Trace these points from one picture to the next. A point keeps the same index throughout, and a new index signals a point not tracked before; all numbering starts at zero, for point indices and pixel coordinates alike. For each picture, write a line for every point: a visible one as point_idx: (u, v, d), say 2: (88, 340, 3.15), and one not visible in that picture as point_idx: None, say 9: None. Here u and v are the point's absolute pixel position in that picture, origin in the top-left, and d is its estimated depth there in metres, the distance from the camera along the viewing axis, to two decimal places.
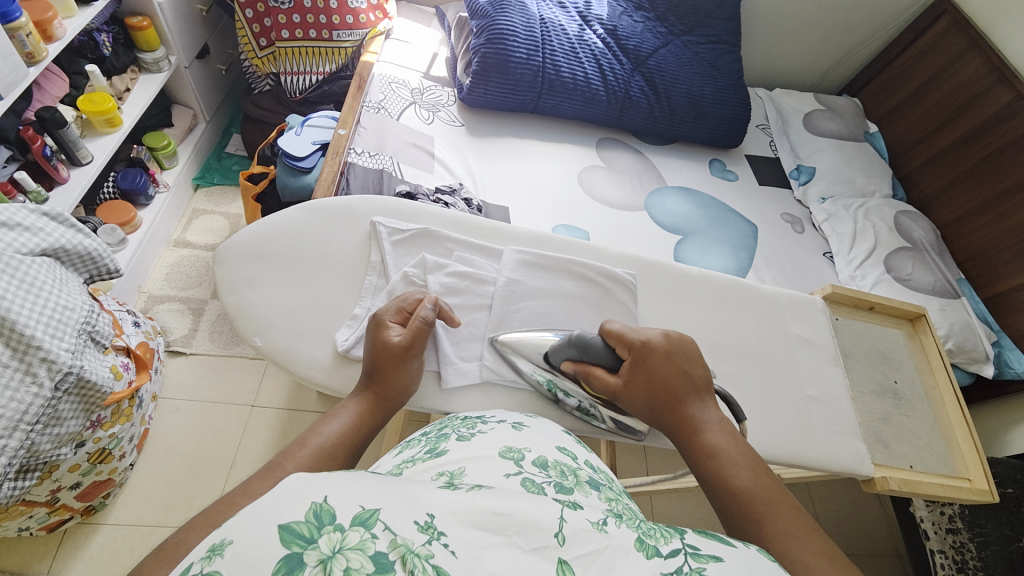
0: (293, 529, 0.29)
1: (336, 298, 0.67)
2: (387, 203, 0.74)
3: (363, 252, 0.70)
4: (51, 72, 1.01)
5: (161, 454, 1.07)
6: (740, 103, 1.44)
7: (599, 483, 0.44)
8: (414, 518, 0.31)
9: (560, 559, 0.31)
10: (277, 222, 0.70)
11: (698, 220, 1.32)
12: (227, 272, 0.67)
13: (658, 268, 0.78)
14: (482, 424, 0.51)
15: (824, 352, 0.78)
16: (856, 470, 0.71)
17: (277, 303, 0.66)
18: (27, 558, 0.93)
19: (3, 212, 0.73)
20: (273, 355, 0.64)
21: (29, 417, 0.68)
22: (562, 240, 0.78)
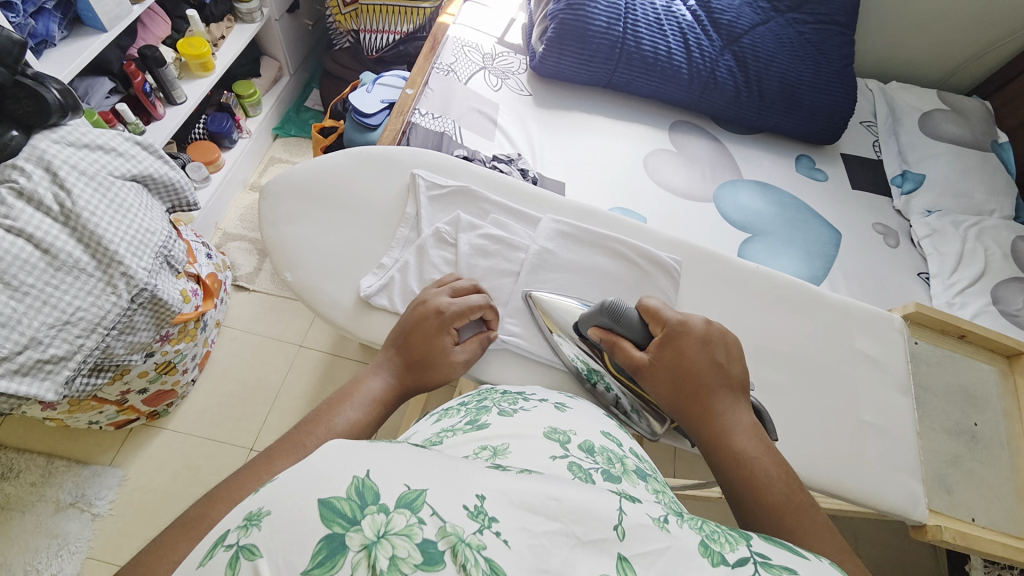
0: (336, 505, 0.29)
1: (367, 244, 0.68)
2: (430, 158, 0.74)
3: (400, 203, 0.71)
4: (155, 13, 1.07)
5: (217, 377, 1.17)
6: (843, 94, 1.28)
7: (644, 473, 0.45)
8: (462, 504, 0.30)
9: (620, 555, 0.31)
10: (325, 165, 0.72)
11: (772, 219, 1.21)
12: (271, 207, 0.69)
13: (706, 257, 0.72)
14: (524, 402, 0.52)
15: (894, 378, 0.68)
16: (908, 512, 0.62)
17: (309, 242, 0.68)
18: (94, 448, 1.05)
19: (102, 137, 0.81)
20: (300, 291, 0.66)
21: (106, 322, 0.76)
22: (605, 216, 0.74)
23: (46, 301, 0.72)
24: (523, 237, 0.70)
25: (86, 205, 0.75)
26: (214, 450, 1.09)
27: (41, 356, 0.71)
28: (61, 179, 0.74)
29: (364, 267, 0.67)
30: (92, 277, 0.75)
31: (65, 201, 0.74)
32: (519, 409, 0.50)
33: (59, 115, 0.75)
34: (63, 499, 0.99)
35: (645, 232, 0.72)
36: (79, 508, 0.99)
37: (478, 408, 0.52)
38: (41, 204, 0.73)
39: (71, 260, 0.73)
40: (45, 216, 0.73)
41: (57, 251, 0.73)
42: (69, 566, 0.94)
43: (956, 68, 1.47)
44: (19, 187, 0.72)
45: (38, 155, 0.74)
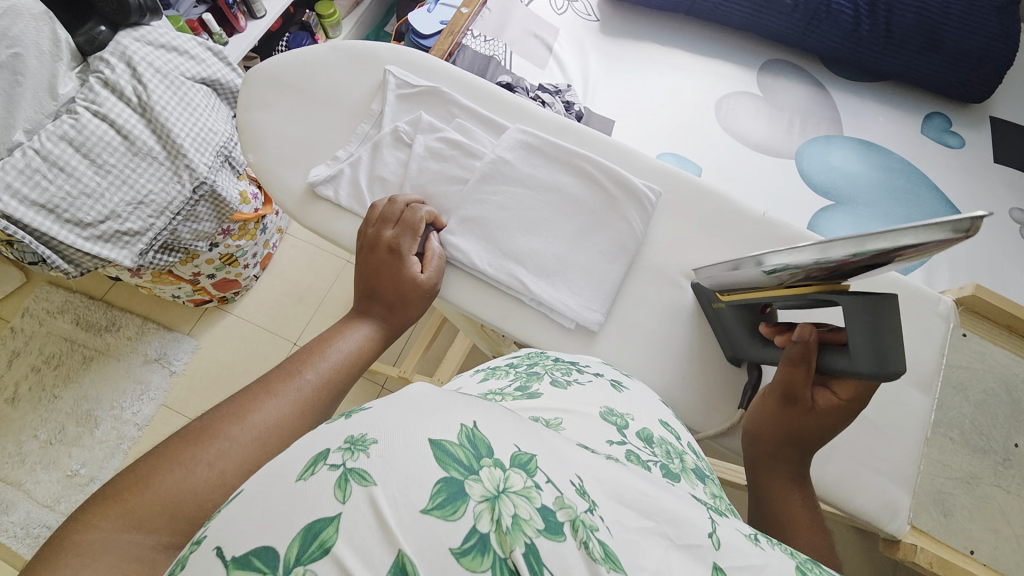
0: (452, 453, 0.25)
1: (329, 136, 0.63)
2: (407, 55, 0.67)
3: (367, 97, 0.65)
4: None
5: (276, 277, 1.32)
6: (1003, 35, 1.00)
7: (702, 474, 0.42)
8: (569, 477, 0.27)
9: (714, 564, 0.27)
10: (305, 53, 0.67)
11: (869, 187, 1.01)
12: (247, 91, 0.65)
13: (699, 196, 0.61)
14: (579, 372, 0.48)
15: (911, 370, 0.56)
16: (882, 522, 0.53)
17: (274, 126, 0.63)
18: (177, 319, 1.26)
19: (177, 40, 0.90)
20: (258, 175, 0.63)
21: (172, 208, 0.88)
22: (593, 138, 0.63)
23: (125, 182, 0.84)
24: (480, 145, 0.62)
25: (159, 100, 0.85)
26: (267, 339, 1.25)
27: (119, 227, 0.85)
28: (138, 74, 0.84)
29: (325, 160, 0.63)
30: (162, 164, 0.87)
31: (141, 94, 0.84)
32: (573, 379, 0.46)
33: (139, 14, 0.85)
34: (150, 354, 1.21)
35: (632, 158, 0.62)
36: (161, 364, 1.21)
37: (529, 373, 0.47)
38: (123, 94, 0.84)
39: (146, 147, 0.85)
40: (125, 105, 0.84)
41: (134, 138, 0.84)
42: (147, 408, 1.16)
43: None
44: (105, 78, 0.83)
45: (122, 51, 0.85)
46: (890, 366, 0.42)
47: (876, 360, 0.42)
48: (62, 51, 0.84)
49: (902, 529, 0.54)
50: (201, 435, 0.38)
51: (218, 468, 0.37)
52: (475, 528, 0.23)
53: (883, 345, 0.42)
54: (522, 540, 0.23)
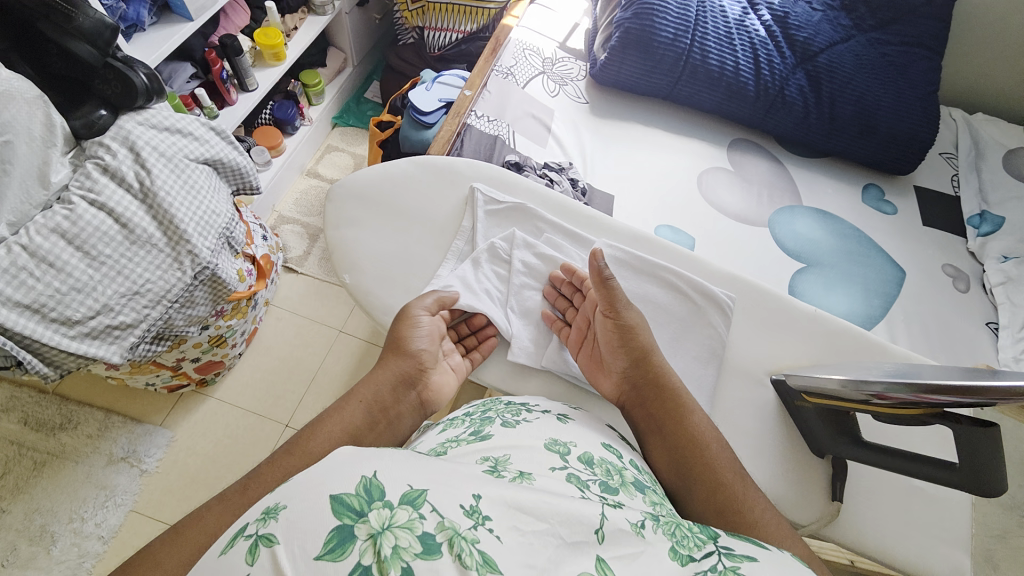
0: (345, 501, 0.34)
1: (425, 254, 0.72)
2: (489, 171, 0.79)
3: (457, 215, 0.75)
4: (238, 3, 1.12)
5: (261, 353, 1.23)
6: (924, 122, 1.19)
7: (643, 484, 0.49)
8: (459, 503, 0.36)
9: (598, 556, 0.36)
10: (388, 172, 0.77)
11: (829, 250, 1.15)
12: (335, 209, 0.75)
13: (765, 296, 0.72)
14: (528, 413, 0.56)
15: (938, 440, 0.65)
16: None
17: (368, 246, 0.73)
18: (148, 408, 1.13)
19: (181, 121, 0.86)
20: (356, 293, 0.71)
21: (170, 296, 0.82)
22: (660, 244, 0.75)
23: (120, 272, 0.77)
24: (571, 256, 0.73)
25: (162, 185, 0.80)
26: (253, 423, 1.15)
27: (111, 322, 0.77)
28: (142, 159, 0.80)
29: (423, 278, 0.72)
30: (162, 251, 0.80)
31: (145, 180, 0.79)
32: (521, 420, 0.53)
33: (145, 97, 0.81)
34: (116, 453, 1.07)
35: (704, 266, 0.72)
36: (129, 463, 1.07)
37: (482, 420, 0.54)
38: (123, 180, 0.78)
39: (145, 235, 0.79)
40: (125, 192, 0.78)
41: (133, 226, 0.78)
42: (113, 517, 1.02)
43: None
44: (104, 164, 0.78)
45: (124, 135, 0.80)
46: (992, 487, 0.52)
47: (979, 475, 0.53)
48: (55, 136, 0.77)
49: None
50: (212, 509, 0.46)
51: (214, 528, 0.44)
52: (359, 563, 0.31)
53: (982, 467, 0.53)
54: (399, 565, 0.31)
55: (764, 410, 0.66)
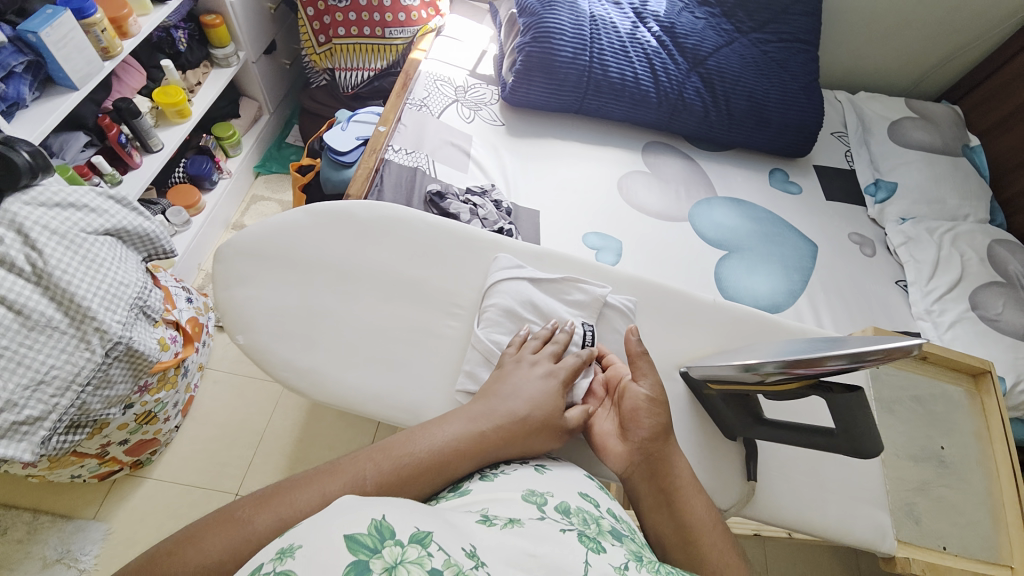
0: (359, 539, 0.32)
1: (328, 304, 0.68)
2: (383, 211, 0.74)
3: (356, 260, 0.71)
4: (130, 65, 1.10)
5: (201, 421, 1.17)
6: (810, 108, 1.30)
7: (621, 532, 0.47)
8: (460, 546, 0.36)
9: None
10: (279, 223, 0.72)
11: (748, 235, 1.22)
12: (225, 268, 0.69)
13: (667, 294, 0.75)
14: (506, 464, 0.54)
15: None
16: (876, 545, 0.65)
17: (265, 304, 0.68)
18: (78, 503, 1.04)
19: (76, 195, 0.82)
20: (251, 353, 0.66)
21: (80, 379, 0.76)
22: (565, 257, 0.76)
23: (20, 362, 0.72)
24: (474, 283, 0.72)
25: (57, 264, 0.75)
26: (201, 497, 1.08)
27: (16, 418, 0.71)
28: (32, 240, 0.75)
29: (328, 329, 0.67)
30: (66, 334, 0.75)
31: (37, 262, 0.75)
32: (500, 472, 0.52)
33: (30, 176, 0.77)
34: (49, 556, 0.99)
35: (606, 273, 0.75)
36: (65, 564, 0.98)
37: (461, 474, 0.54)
38: (12, 265, 0.74)
39: (44, 319, 0.74)
40: (15, 277, 0.73)
41: (28, 312, 0.73)
42: None
43: (923, 75, 1.52)
44: None
45: (9, 218, 0.75)
46: (865, 448, 0.54)
47: (855, 440, 0.55)
48: None
49: (893, 546, 0.66)
50: (309, 480, 0.47)
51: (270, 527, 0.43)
52: None
53: (858, 432, 0.54)
54: None
55: (678, 403, 0.68)
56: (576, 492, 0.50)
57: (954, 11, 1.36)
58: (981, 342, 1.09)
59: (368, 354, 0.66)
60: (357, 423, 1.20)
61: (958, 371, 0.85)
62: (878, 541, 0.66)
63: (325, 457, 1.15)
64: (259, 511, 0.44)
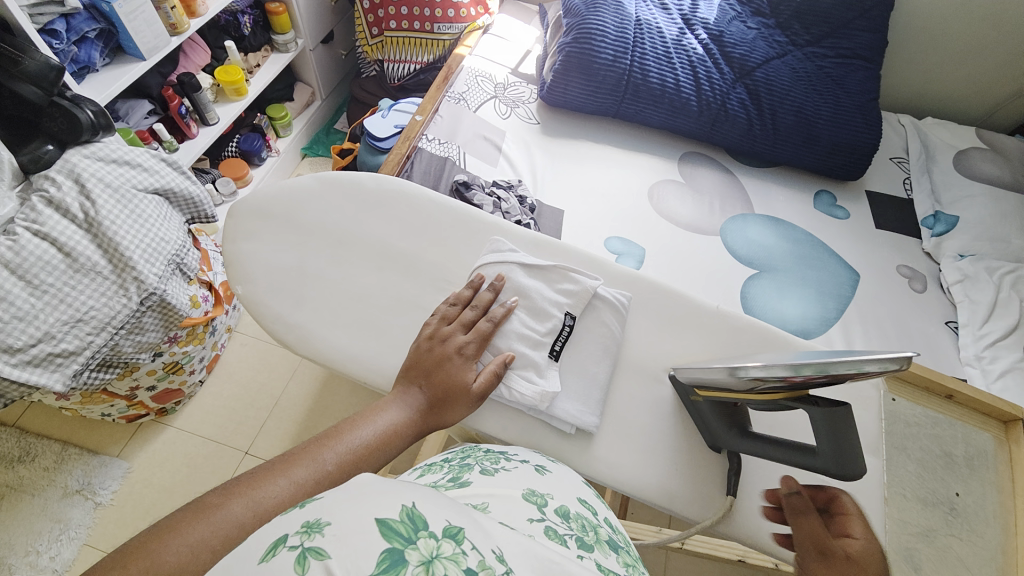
0: (393, 527, 0.31)
1: (321, 264, 0.70)
2: (391, 184, 0.76)
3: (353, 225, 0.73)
4: (197, 43, 1.19)
5: (223, 380, 1.23)
6: (865, 128, 1.22)
7: (617, 544, 0.46)
8: (490, 546, 0.33)
9: None
10: (291, 185, 0.75)
11: (783, 255, 1.16)
12: (234, 224, 0.72)
13: (665, 295, 0.72)
14: (505, 461, 0.53)
15: (869, 439, 0.65)
16: None
17: (266, 260, 0.70)
18: (106, 440, 1.13)
19: (132, 154, 0.90)
20: (248, 304, 0.68)
21: (115, 322, 0.82)
22: (564, 247, 0.75)
23: (63, 300, 0.78)
24: (466, 261, 0.72)
25: (107, 214, 0.82)
26: (213, 451, 1.14)
27: (53, 349, 0.77)
28: (86, 190, 0.82)
29: (319, 289, 0.69)
30: (107, 279, 0.82)
31: (89, 210, 0.81)
32: (500, 468, 0.52)
33: (91, 132, 0.85)
34: (71, 485, 1.06)
35: (603, 266, 0.73)
36: (84, 496, 1.06)
37: (461, 466, 0.52)
38: (67, 210, 0.81)
39: (89, 263, 0.80)
40: (69, 222, 0.80)
41: (77, 255, 0.80)
42: (68, 550, 1.00)
43: (995, 106, 1.40)
44: (49, 197, 0.80)
45: (69, 168, 0.82)
46: (852, 472, 0.50)
47: (841, 463, 0.50)
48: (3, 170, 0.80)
49: None
50: (261, 476, 0.48)
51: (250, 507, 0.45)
52: None
53: (846, 456, 0.50)
54: None
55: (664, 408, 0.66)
56: (574, 495, 0.50)
57: None
58: None
59: (351, 316, 0.67)
60: (364, 402, 1.23)
61: (987, 418, 0.80)
62: None
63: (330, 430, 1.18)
64: (193, 525, 0.43)
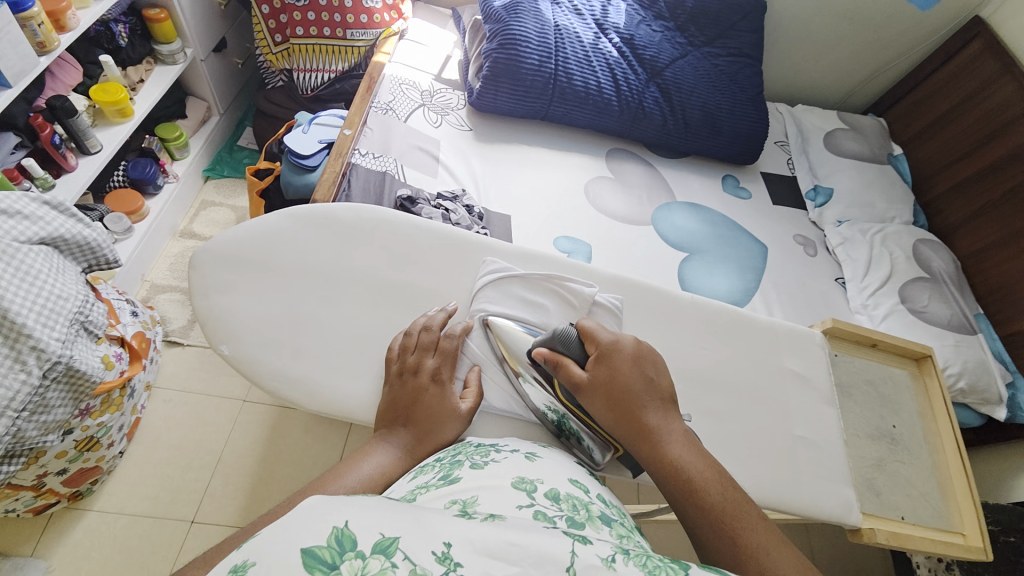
0: (316, 553, 0.29)
1: (311, 308, 0.67)
2: (371, 214, 0.74)
3: (337, 262, 0.70)
4: (65, 60, 1.03)
5: (151, 444, 1.08)
6: (757, 119, 1.39)
7: (610, 517, 0.44)
8: (431, 548, 0.31)
9: None
10: (258, 228, 0.70)
11: (706, 237, 1.27)
12: (205, 278, 0.67)
13: (650, 293, 0.77)
14: (496, 453, 0.51)
15: (819, 391, 0.77)
16: (843, 517, 0.70)
17: (249, 312, 0.66)
18: (8, 542, 0.94)
19: (4, 200, 0.74)
20: (240, 365, 0.64)
21: (16, 404, 0.68)
22: (551, 258, 0.77)
23: None
24: (462, 285, 0.72)
25: None
26: (152, 527, 1.00)
27: None
28: None
29: (314, 336, 0.66)
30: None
31: None
32: (490, 460, 0.49)
33: None
34: None
35: (593, 272, 0.76)
36: None
37: (452, 463, 0.50)
38: None
39: None
40: None
41: None
42: None
43: (851, 89, 1.67)
44: None
45: None
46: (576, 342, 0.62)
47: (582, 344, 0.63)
48: None
49: (858, 518, 0.71)
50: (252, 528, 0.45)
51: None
52: None
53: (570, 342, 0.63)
54: None
55: None
56: (553, 475, 0.47)
57: (875, 34, 1.52)
58: (914, 333, 1.19)
59: (352, 360, 0.65)
60: (323, 440, 1.15)
61: (903, 357, 0.90)
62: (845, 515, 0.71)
63: (291, 476, 1.10)
64: None
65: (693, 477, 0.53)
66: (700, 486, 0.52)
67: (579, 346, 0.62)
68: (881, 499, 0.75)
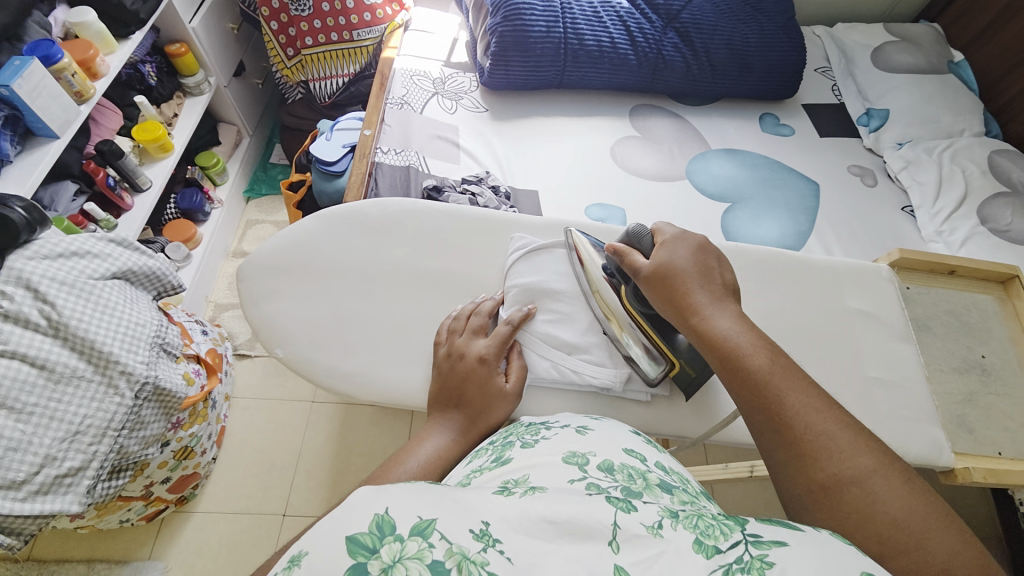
0: (358, 541, 0.29)
1: (355, 305, 0.69)
2: (397, 207, 0.75)
3: (370, 257, 0.72)
4: (105, 106, 1.10)
5: (236, 449, 1.17)
6: (791, 46, 1.28)
7: (670, 485, 0.41)
8: (468, 527, 0.30)
9: (617, 566, 0.29)
10: (294, 236, 0.73)
11: (747, 183, 1.20)
12: (253, 289, 0.70)
13: None
14: (547, 430, 0.50)
15: (891, 328, 0.72)
16: (933, 459, 0.65)
17: (297, 315, 0.69)
18: (132, 546, 1.06)
19: (75, 243, 0.81)
20: (295, 366, 0.67)
21: (115, 424, 0.75)
22: (578, 226, 0.76)
23: (53, 416, 0.72)
24: (495, 264, 0.73)
25: (72, 313, 0.75)
26: (249, 523, 1.09)
27: (59, 471, 0.71)
28: (43, 293, 0.74)
29: (359, 330, 0.68)
30: (92, 382, 0.75)
31: (52, 314, 0.74)
32: (541, 438, 0.48)
33: (30, 230, 0.76)
34: None
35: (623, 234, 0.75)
36: None
37: (504, 444, 0.49)
38: (28, 321, 0.73)
39: (69, 370, 0.73)
40: (34, 333, 0.73)
41: (52, 366, 0.72)
42: None
43: None
44: (4, 311, 0.72)
45: (16, 275, 0.74)
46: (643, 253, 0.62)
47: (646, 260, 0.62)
48: None
49: (950, 458, 0.65)
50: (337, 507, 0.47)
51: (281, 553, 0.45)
52: None
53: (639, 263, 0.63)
54: None
55: None
56: (605, 447, 0.45)
57: None
58: (1000, 254, 1.07)
59: (399, 349, 0.67)
60: (389, 430, 1.21)
61: (987, 280, 0.82)
62: (935, 456, 0.66)
63: (364, 466, 1.16)
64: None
65: (802, 430, 0.45)
66: (813, 444, 0.44)
67: (650, 247, 0.62)
68: (974, 435, 0.69)
